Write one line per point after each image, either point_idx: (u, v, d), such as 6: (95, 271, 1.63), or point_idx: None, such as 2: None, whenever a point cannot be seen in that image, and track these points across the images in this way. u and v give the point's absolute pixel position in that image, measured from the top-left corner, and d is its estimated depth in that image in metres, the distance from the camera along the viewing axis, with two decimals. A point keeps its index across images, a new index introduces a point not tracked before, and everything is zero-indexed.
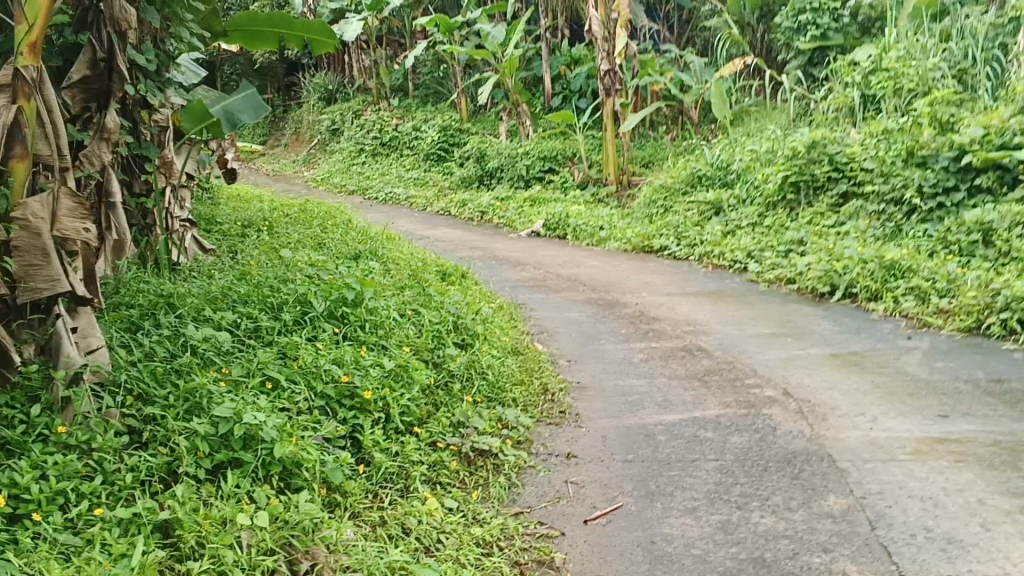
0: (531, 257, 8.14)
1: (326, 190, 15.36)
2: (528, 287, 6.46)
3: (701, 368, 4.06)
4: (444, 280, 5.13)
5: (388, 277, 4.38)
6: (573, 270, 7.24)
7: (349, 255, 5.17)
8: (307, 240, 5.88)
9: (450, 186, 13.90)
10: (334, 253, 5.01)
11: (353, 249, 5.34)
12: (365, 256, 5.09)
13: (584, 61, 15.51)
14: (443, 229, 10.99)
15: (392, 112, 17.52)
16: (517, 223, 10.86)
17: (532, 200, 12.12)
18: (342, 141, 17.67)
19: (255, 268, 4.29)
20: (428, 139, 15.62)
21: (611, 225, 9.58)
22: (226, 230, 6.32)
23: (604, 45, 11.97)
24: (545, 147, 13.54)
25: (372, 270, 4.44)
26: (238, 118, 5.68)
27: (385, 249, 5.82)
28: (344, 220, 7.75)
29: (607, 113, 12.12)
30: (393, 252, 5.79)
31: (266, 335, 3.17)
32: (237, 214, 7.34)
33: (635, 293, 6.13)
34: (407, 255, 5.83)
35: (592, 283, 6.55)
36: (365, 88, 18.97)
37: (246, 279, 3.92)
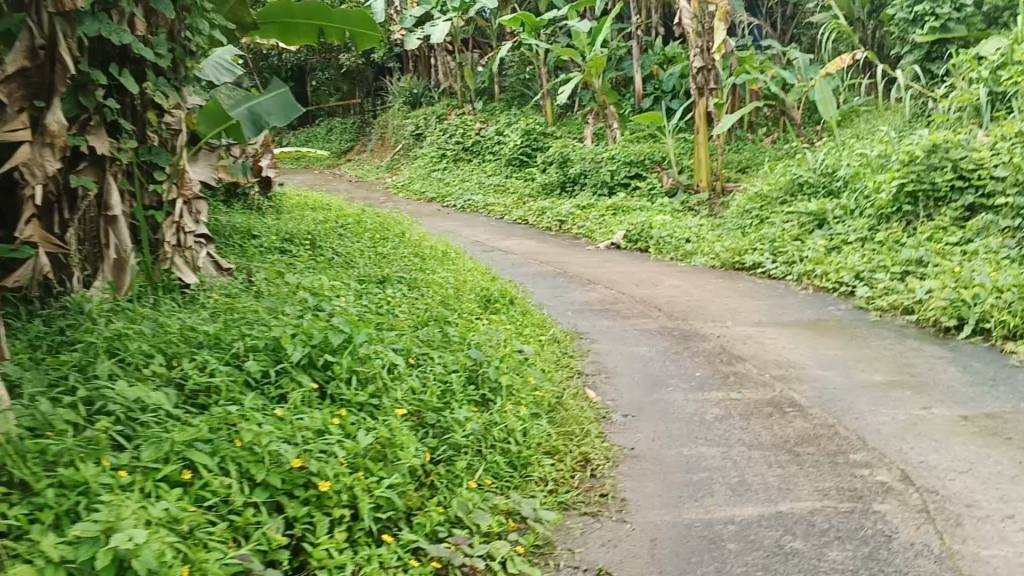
0: (605, 274, 7.35)
1: (406, 197, 14.85)
2: (595, 313, 5.67)
3: (790, 434, 3.21)
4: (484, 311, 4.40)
5: (407, 309, 3.66)
6: (647, 291, 6.42)
7: (379, 280, 4.49)
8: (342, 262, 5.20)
9: (531, 194, 13.18)
10: (359, 280, 4.34)
11: (385, 271, 4.65)
12: (394, 282, 4.40)
13: (678, 60, 14.58)
14: (519, 240, 10.27)
15: (477, 115, 16.91)
16: (598, 234, 10.07)
17: (615, 209, 11.30)
18: (424, 146, 17.14)
19: (250, 298, 3.63)
20: (511, 143, 14.97)
21: (699, 238, 8.70)
22: (260, 246, 5.71)
23: (698, 41, 11.07)
24: (632, 151, 12.71)
25: (390, 303, 3.73)
26: (264, 120, 5.09)
27: (427, 272, 5.12)
28: (400, 234, 7.10)
29: (699, 114, 11.20)
30: (436, 275, 5.08)
31: (213, 402, 2.48)
32: (284, 227, 6.76)
33: (717, 321, 5.29)
34: (452, 278, 5.12)
35: (667, 308, 5.73)
36: (451, 92, 18.42)
37: (228, 315, 3.25)
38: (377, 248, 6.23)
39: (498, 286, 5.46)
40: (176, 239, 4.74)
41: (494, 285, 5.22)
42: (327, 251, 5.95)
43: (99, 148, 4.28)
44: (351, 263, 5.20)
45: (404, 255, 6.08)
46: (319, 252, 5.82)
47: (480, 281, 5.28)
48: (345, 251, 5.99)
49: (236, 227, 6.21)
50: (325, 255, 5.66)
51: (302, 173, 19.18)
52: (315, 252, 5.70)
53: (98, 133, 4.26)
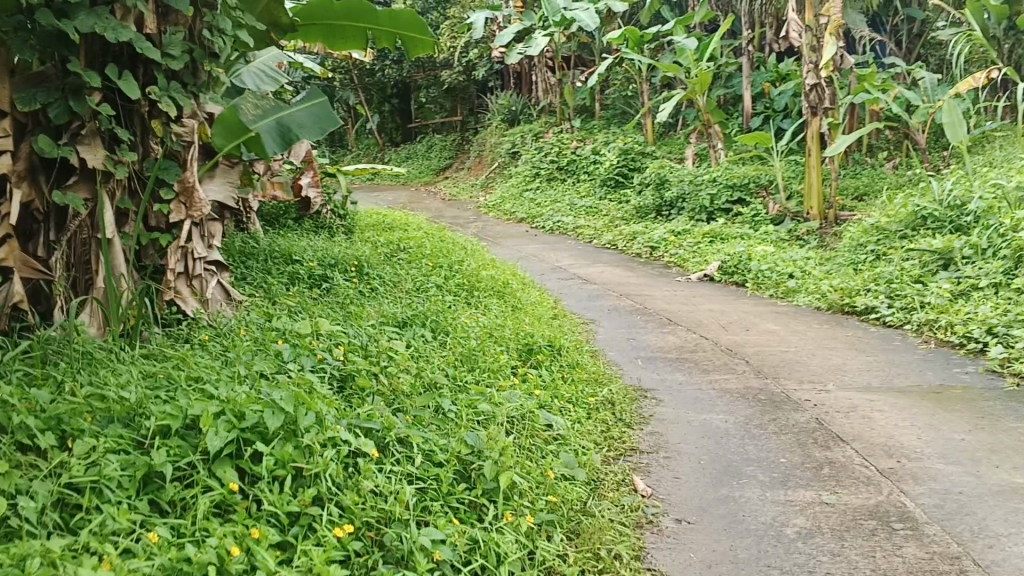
0: (690, 312, 6.52)
1: (495, 217, 14.27)
2: (668, 363, 4.87)
3: (898, 570, 2.37)
4: (519, 367, 3.67)
5: (406, 370, 2.95)
6: (735, 337, 5.58)
7: (399, 325, 3.81)
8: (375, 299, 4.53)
9: (624, 216, 12.39)
10: (369, 325, 3.66)
11: (410, 310, 3.98)
12: (416, 328, 3.72)
13: (791, 77, 13.56)
14: (604, 268, 9.51)
15: (574, 133, 16.22)
16: (691, 265, 9.23)
17: (713, 236, 10.42)
18: (519, 164, 16.52)
19: (216, 351, 2.99)
20: (606, 162, 14.23)
21: (803, 274, 7.76)
22: (294, 273, 5.11)
23: (811, 56, 10.10)
24: (735, 174, 11.80)
25: (389, 360, 3.04)
26: (293, 134, 4.48)
27: (466, 311, 4.42)
28: (460, 260, 6.43)
29: (811, 134, 10.20)
30: (475, 314, 4.38)
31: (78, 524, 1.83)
32: (334, 250, 6.17)
33: (813, 382, 4.42)
34: (495, 319, 4.40)
35: (754, 361, 4.87)
36: (550, 109, 17.77)
37: (172, 373, 2.61)
38: (426, 278, 5.57)
39: (553, 331, 4.72)
40: (182, 265, 4.16)
41: (546, 330, 4.48)
42: (372, 281, 5.32)
43: (90, 161, 3.75)
44: (384, 300, 4.53)
45: (455, 289, 5.39)
46: (358, 282, 5.19)
47: (532, 325, 4.56)
48: (390, 282, 5.35)
49: (277, 250, 5.64)
50: (365, 287, 5.02)
51: (396, 191, 18.87)
52: (353, 283, 5.07)
53: (90, 146, 3.77)
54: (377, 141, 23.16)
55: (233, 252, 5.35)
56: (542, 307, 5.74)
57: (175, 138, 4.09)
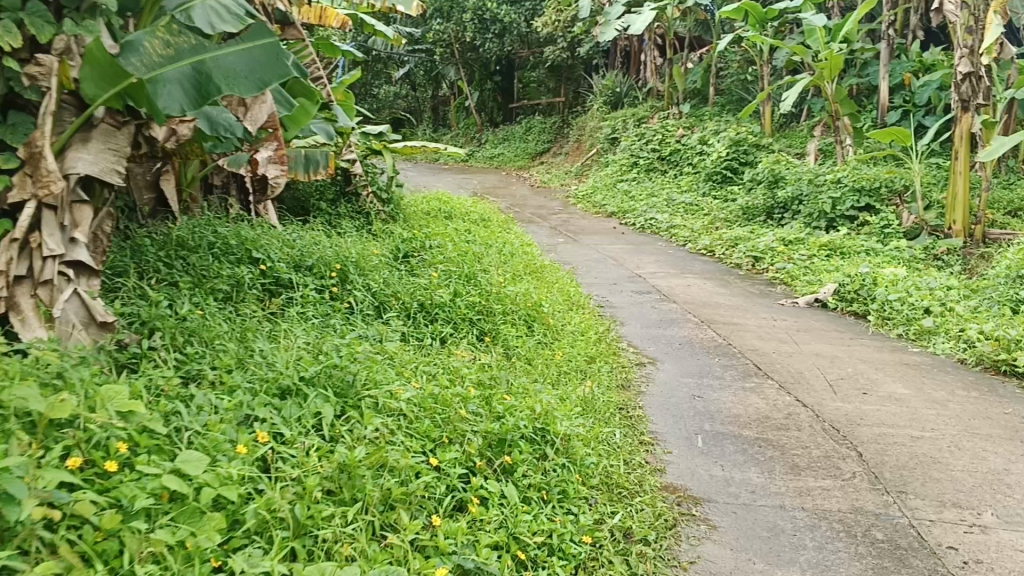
0: (785, 356, 4.97)
1: (584, 209, 12.85)
2: (734, 447, 3.41)
3: None
4: (458, 484, 2.36)
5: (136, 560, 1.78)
6: (843, 405, 4.03)
7: (278, 398, 2.52)
8: (314, 339, 3.18)
9: (728, 217, 10.78)
10: (231, 402, 2.39)
11: (320, 369, 2.67)
12: (301, 409, 2.47)
13: (938, 67, 11.61)
14: (692, 281, 7.99)
15: (681, 120, 14.61)
16: (798, 284, 7.63)
17: (832, 249, 8.72)
18: (617, 151, 15.00)
19: None
20: (714, 154, 12.59)
21: (942, 310, 6.09)
22: (235, 282, 3.83)
23: (966, 38, 8.20)
24: (863, 175, 10.03)
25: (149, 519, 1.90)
26: (212, 88, 3.15)
27: (426, 369, 3.09)
28: (486, 266, 5.07)
29: (961, 134, 8.36)
30: (434, 373, 3.05)
31: None
32: (327, 240, 4.87)
33: (959, 508, 2.87)
34: (464, 381, 3.07)
35: (868, 458, 3.33)
36: (657, 94, 16.16)
37: None
38: (417, 303, 4.24)
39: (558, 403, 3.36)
40: (25, 267, 2.86)
41: (544, 398, 3.13)
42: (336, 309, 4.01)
43: None
44: (326, 340, 3.18)
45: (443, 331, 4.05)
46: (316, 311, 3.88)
47: (528, 389, 3.20)
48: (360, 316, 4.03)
49: (243, 236, 4.37)
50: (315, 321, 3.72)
51: (486, 174, 17.63)
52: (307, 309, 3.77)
53: None
54: (476, 122, 21.83)
55: (173, 243, 4.08)
56: (580, 347, 4.32)
57: (27, 83, 2.91)
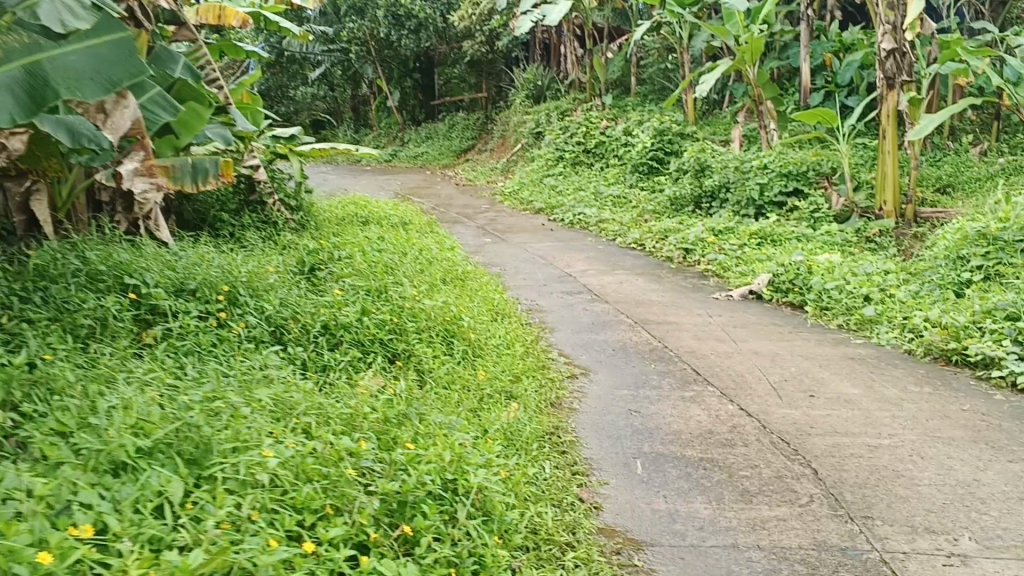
0: (725, 358, 4.63)
1: (510, 206, 12.48)
2: (676, 470, 3.03)
3: None
4: (345, 568, 1.92)
5: None
6: (791, 412, 3.69)
7: (118, 470, 2.05)
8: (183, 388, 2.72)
9: (657, 208, 10.49)
10: (51, 480, 1.91)
11: (177, 427, 2.22)
12: (142, 485, 1.99)
13: (859, 47, 11.48)
14: (623, 279, 7.65)
15: (605, 111, 14.32)
16: (732, 276, 7.34)
17: (764, 236, 8.46)
18: (542, 146, 14.64)
19: None
20: (639, 145, 12.31)
21: (882, 297, 5.82)
22: (100, 319, 3.35)
23: (889, 15, 7.98)
24: (790, 159, 9.82)
25: None
26: (51, 92, 2.83)
27: (317, 413, 2.65)
28: (399, 277, 4.63)
29: (888, 113, 8.15)
30: (326, 417, 2.61)
31: None
32: (218, 258, 4.39)
33: (933, 536, 2.53)
34: (362, 425, 2.64)
35: (826, 477, 2.98)
36: (579, 85, 15.84)
37: None
38: (318, 326, 3.80)
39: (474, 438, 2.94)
40: None
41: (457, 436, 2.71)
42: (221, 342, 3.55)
43: None
44: (197, 387, 2.72)
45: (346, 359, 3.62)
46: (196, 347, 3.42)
47: (441, 427, 2.78)
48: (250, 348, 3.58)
49: (116, 259, 3.87)
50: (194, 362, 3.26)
51: (409, 174, 17.15)
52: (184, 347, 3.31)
53: None
54: (397, 121, 21.24)
55: (28, 275, 3.57)
56: (503, 363, 3.92)
57: None
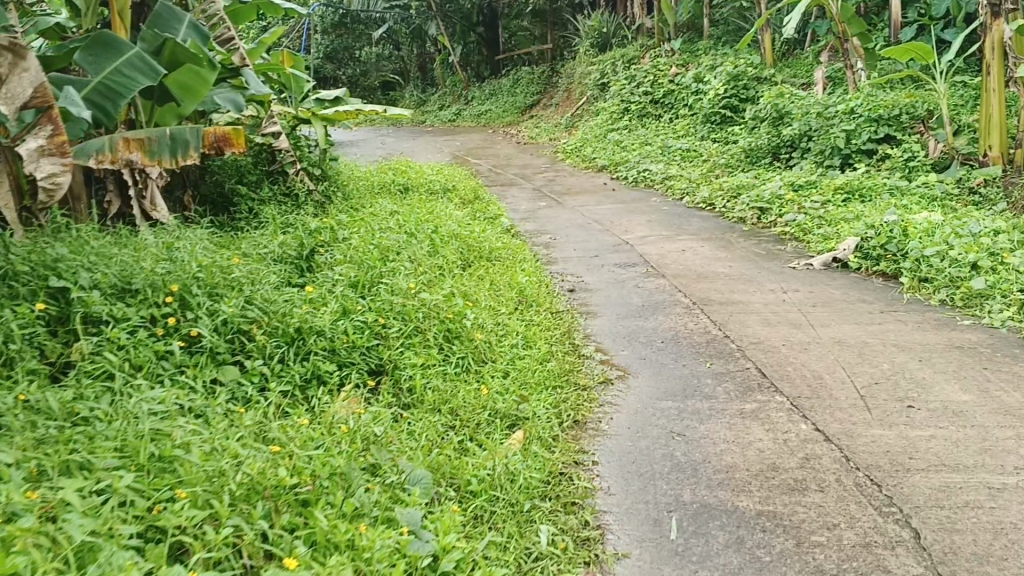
0: (797, 353, 3.80)
1: (573, 164, 11.65)
2: (723, 532, 2.25)
3: None
4: None
5: None
6: (884, 435, 2.86)
7: None
8: (52, 448, 2.05)
9: (729, 161, 9.56)
10: None
11: None
12: None
13: None
14: (687, 245, 6.81)
15: (674, 57, 13.30)
16: (813, 240, 6.44)
17: (850, 191, 7.50)
18: (607, 98, 13.72)
19: None
20: (711, 92, 11.31)
21: (993, 266, 4.87)
22: (2, 337, 2.70)
23: None
24: (880, 102, 8.76)
25: None
26: None
27: (218, 481, 1.95)
28: (395, 261, 3.95)
29: (995, 44, 7.06)
30: (229, 484, 1.91)
31: None
32: (187, 246, 3.73)
33: None
34: (278, 498, 1.94)
35: (932, 545, 2.17)
36: (647, 31, 14.81)
37: None
38: (284, 332, 3.12)
39: (444, 499, 2.23)
40: None
41: (410, 510, 1.99)
42: (161, 358, 2.88)
43: None
44: (69, 448, 2.04)
45: (314, 376, 2.95)
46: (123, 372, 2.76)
47: (388, 499, 2.06)
48: (197, 366, 2.91)
49: (47, 255, 3.22)
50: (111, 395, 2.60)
51: (470, 134, 16.42)
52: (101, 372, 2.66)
53: None
54: (460, 78, 20.40)
55: None
56: (511, 371, 3.20)
57: None
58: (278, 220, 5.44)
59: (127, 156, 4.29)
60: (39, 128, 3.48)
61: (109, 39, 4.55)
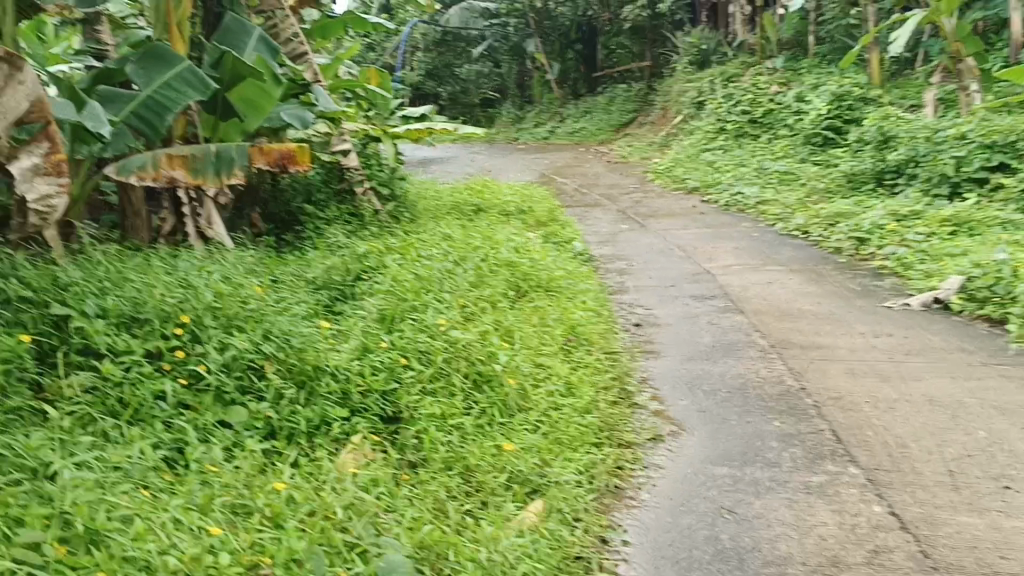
0: (880, 412, 3.35)
1: (663, 185, 11.23)
2: None
3: None
4: None
5: None
6: (974, 526, 2.42)
7: None
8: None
9: (827, 185, 9.00)
10: None
11: None
12: None
13: None
14: (775, 277, 6.35)
15: (776, 76, 12.73)
16: (914, 276, 5.90)
17: (958, 223, 6.90)
18: (703, 117, 13.24)
19: None
20: (812, 112, 10.73)
21: None
22: None
23: None
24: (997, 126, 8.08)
25: None
26: None
27: None
28: (432, 293, 3.66)
29: None
30: None
31: None
32: (216, 273, 3.52)
33: None
34: None
35: None
36: (748, 48, 14.26)
37: None
38: (296, 371, 2.86)
39: None
40: None
41: None
42: (158, 399, 2.65)
43: None
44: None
45: (321, 423, 2.67)
46: (113, 416, 2.54)
47: None
48: (197, 408, 2.67)
49: (61, 281, 3.04)
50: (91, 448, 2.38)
51: (563, 151, 16.12)
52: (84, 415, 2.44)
53: None
54: (557, 95, 20.13)
55: None
56: (542, 424, 2.87)
57: None
58: (336, 244, 5.23)
59: (170, 173, 4.11)
60: (37, 146, 3.42)
61: (160, 52, 4.39)
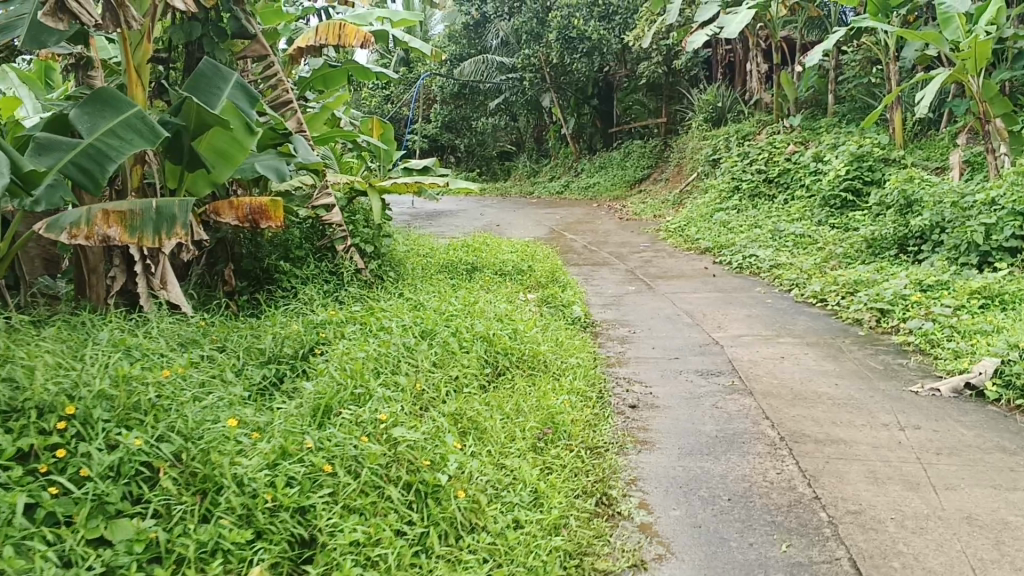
0: (909, 535, 2.80)
1: (674, 244, 10.76)
2: None
3: None
4: None
5: None
6: None
7: None
8: None
9: (847, 250, 8.48)
10: None
11: None
12: None
13: None
14: (788, 351, 5.83)
15: (794, 134, 12.30)
16: (943, 357, 5.36)
17: (988, 296, 6.38)
18: (718, 175, 12.80)
19: None
20: (830, 173, 10.26)
21: None
22: None
23: None
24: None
25: None
26: None
27: None
28: (381, 379, 3.15)
29: None
30: None
31: None
32: (135, 352, 3.06)
33: None
34: None
35: None
36: (766, 106, 13.87)
37: None
38: (196, 480, 2.36)
39: None
40: None
41: None
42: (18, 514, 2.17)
43: None
44: None
45: (213, 551, 2.15)
46: None
47: None
48: (68, 525, 2.19)
49: None
50: None
51: (574, 207, 15.71)
52: None
53: None
54: (571, 149, 19.77)
55: None
56: (491, 554, 2.34)
57: None
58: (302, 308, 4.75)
59: (104, 231, 3.65)
60: None
61: (106, 97, 3.99)
